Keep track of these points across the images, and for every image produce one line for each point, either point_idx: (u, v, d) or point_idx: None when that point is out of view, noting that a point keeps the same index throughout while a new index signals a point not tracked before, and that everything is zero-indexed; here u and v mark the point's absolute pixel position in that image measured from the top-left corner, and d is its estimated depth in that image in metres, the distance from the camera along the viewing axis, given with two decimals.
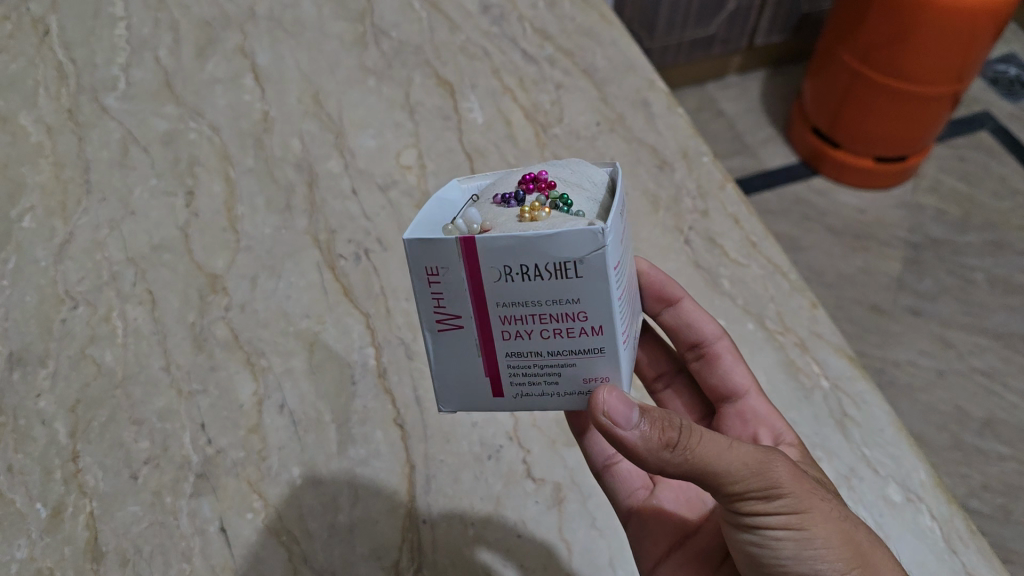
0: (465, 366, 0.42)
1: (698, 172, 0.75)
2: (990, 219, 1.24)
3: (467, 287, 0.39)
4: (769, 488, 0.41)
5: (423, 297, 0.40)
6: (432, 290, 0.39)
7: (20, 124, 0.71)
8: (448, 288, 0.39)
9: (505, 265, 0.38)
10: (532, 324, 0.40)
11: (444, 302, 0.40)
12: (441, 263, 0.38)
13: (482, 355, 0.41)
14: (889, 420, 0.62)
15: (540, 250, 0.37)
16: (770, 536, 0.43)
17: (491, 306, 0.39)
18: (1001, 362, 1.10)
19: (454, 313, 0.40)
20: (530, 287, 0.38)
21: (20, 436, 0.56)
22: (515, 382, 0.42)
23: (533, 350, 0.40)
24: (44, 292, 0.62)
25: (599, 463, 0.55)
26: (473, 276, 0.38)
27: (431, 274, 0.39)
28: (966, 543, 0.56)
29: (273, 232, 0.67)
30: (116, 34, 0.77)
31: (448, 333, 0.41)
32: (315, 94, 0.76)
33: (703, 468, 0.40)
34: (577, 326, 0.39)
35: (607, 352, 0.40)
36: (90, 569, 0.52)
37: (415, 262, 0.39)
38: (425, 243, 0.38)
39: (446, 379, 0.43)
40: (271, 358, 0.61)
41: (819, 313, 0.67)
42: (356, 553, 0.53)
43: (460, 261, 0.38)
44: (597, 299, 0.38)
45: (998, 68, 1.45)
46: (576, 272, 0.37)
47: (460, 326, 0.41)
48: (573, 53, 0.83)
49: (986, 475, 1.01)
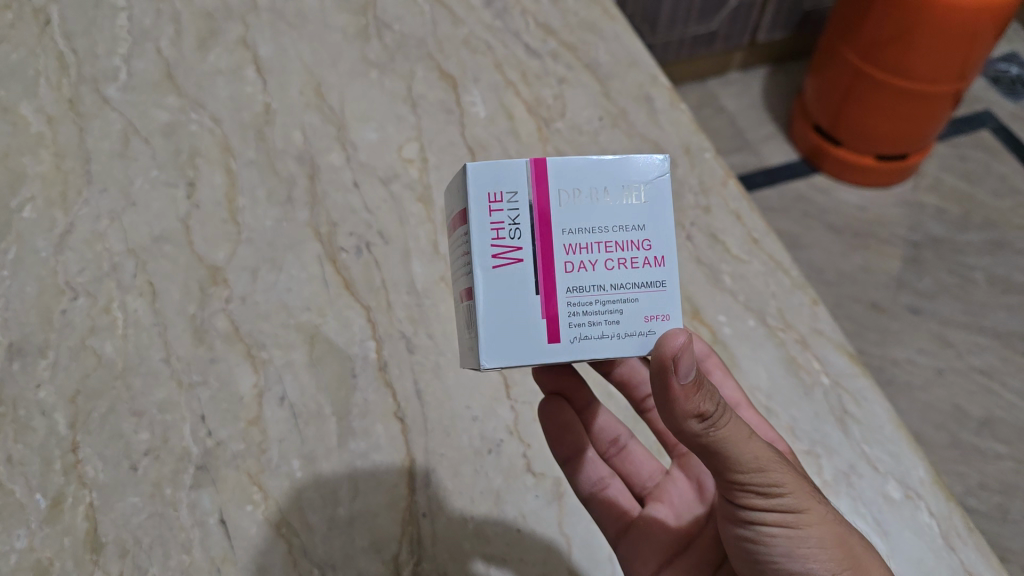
0: (522, 307, 0.41)
1: (701, 168, 0.75)
2: (991, 218, 1.24)
3: (533, 213, 0.41)
4: (772, 485, 0.42)
5: (484, 226, 0.40)
6: (495, 217, 0.41)
7: (21, 114, 0.70)
8: (512, 214, 0.41)
9: (574, 188, 0.41)
10: (596, 254, 0.41)
11: (506, 232, 0.41)
12: (510, 187, 0.41)
13: (542, 293, 0.41)
14: (889, 417, 0.62)
15: (609, 174, 0.41)
16: (765, 531, 0.43)
17: (557, 233, 0.41)
18: (999, 362, 1.10)
19: (516, 244, 0.41)
20: (598, 210, 0.41)
21: (20, 426, 0.56)
22: (574, 323, 0.41)
23: (595, 284, 0.41)
24: (44, 283, 0.62)
25: (586, 490, 0.55)
26: (541, 200, 0.41)
27: (497, 198, 0.41)
28: (965, 540, 0.56)
29: (274, 224, 0.67)
30: (117, 25, 0.77)
31: (506, 268, 0.41)
32: (316, 87, 0.76)
33: (720, 448, 0.40)
34: (639, 256, 0.42)
35: (668, 286, 0.42)
36: (91, 559, 0.52)
37: (481, 186, 0.40)
38: (495, 166, 0.41)
39: (497, 325, 0.41)
40: (272, 350, 0.61)
41: (820, 311, 0.67)
42: (356, 545, 0.53)
43: (530, 183, 0.41)
44: (659, 226, 0.42)
45: (1000, 66, 1.44)
46: (640, 197, 0.42)
47: (521, 259, 0.41)
48: (575, 48, 0.82)
49: (984, 474, 1.01)
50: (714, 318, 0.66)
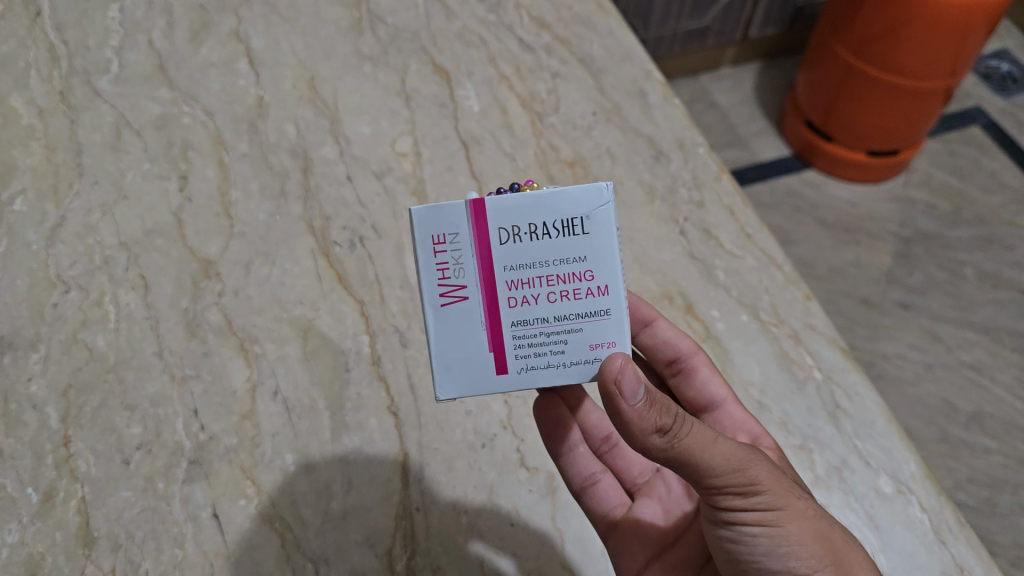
0: (469, 342, 0.42)
1: (695, 163, 0.75)
2: (981, 214, 1.25)
3: (476, 252, 0.41)
4: (748, 485, 0.42)
5: (429, 267, 0.41)
6: (439, 259, 0.41)
7: (11, 106, 0.70)
8: (455, 255, 0.41)
9: (515, 225, 0.41)
10: (538, 288, 0.42)
11: (452, 272, 0.42)
12: (451, 228, 0.41)
13: (488, 328, 0.42)
14: (881, 412, 0.62)
15: (549, 207, 0.41)
16: (746, 532, 0.43)
17: (499, 270, 0.41)
18: (988, 357, 1.11)
19: (461, 283, 0.42)
20: (539, 246, 0.41)
21: (11, 420, 0.55)
22: (520, 355, 0.42)
23: (539, 317, 0.42)
24: (35, 276, 0.61)
25: (577, 485, 0.55)
26: (483, 240, 0.41)
27: (440, 240, 0.41)
28: (956, 535, 0.57)
29: (267, 218, 0.67)
30: (109, 17, 0.76)
31: (453, 306, 0.42)
32: (309, 80, 0.76)
33: (687, 458, 0.41)
34: (583, 287, 0.42)
35: (613, 314, 0.42)
36: (83, 553, 0.51)
37: (424, 229, 0.41)
38: (436, 209, 0.41)
39: (448, 358, 0.43)
40: (265, 344, 0.61)
41: (813, 306, 0.68)
42: (350, 540, 0.53)
43: (470, 224, 0.41)
44: (601, 255, 0.42)
45: (990, 63, 1.45)
46: (582, 229, 0.41)
47: (466, 297, 0.42)
48: (569, 42, 0.82)
49: (972, 468, 1.02)
50: (708, 313, 0.66)
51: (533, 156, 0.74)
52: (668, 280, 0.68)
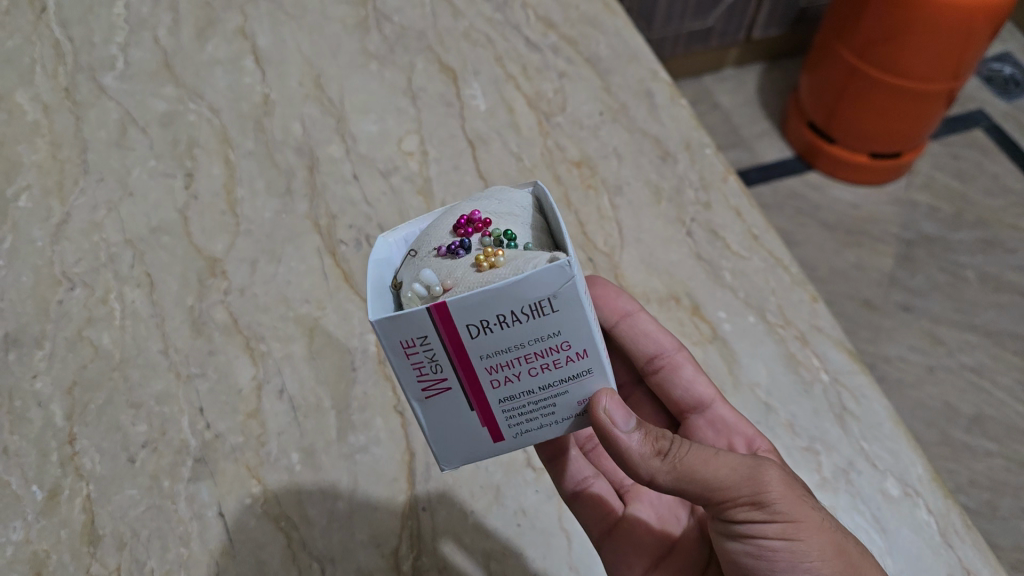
0: (462, 423, 0.41)
1: (701, 164, 0.75)
2: (984, 217, 1.25)
3: (449, 351, 0.37)
4: (759, 493, 0.42)
5: (404, 371, 0.38)
6: (412, 361, 0.38)
7: (16, 102, 0.70)
8: (428, 355, 0.38)
9: (481, 319, 0.36)
10: (518, 366, 0.39)
11: (427, 369, 0.38)
12: (416, 334, 0.37)
13: (476, 408, 0.40)
14: (888, 414, 0.62)
15: (513, 297, 0.36)
16: (768, 547, 0.42)
17: (475, 360, 0.38)
18: (990, 360, 1.11)
19: (439, 376, 0.39)
20: (509, 333, 0.37)
21: (16, 417, 0.55)
22: (512, 423, 0.41)
23: (523, 391, 0.40)
24: (40, 273, 0.61)
25: (569, 490, 0.54)
26: (451, 338, 0.37)
27: (408, 346, 0.37)
28: (963, 538, 0.57)
29: (273, 216, 0.67)
30: (115, 14, 0.76)
31: (437, 397, 0.40)
32: (315, 78, 0.75)
33: (694, 476, 0.41)
34: (561, 356, 0.39)
35: (595, 372, 0.40)
36: (87, 552, 0.51)
37: (388, 339, 0.37)
38: (396, 320, 0.36)
39: (443, 437, 0.42)
40: (271, 343, 0.60)
41: (819, 307, 0.68)
42: (355, 539, 0.53)
43: (435, 328, 0.36)
44: (575, 326, 0.38)
45: (993, 66, 1.45)
46: (551, 309, 0.36)
47: (448, 386, 0.39)
48: (576, 42, 0.82)
49: (973, 471, 1.02)
50: (715, 315, 0.66)
51: (539, 155, 0.74)
52: (675, 280, 0.68)
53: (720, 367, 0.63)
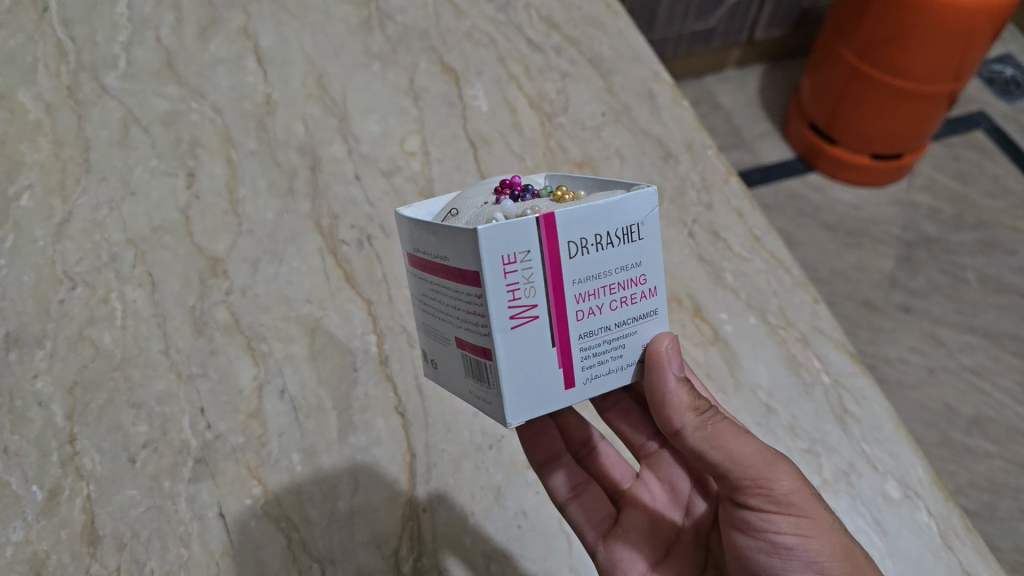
0: (539, 363, 0.39)
1: (703, 165, 0.75)
2: (985, 219, 1.25)
3: (547, 270, 0.37)
4: (775, 483, 0.42)
5: (500, 291, 0.37)
6: (509, 280, 0.37)
7: (18, 101, 0.69)
8: (526, 274, 0.37)
9: (583, 236, 0.38)
10: (602, 298, 0.40)
11: (522, 293, 0.37)
12: (522, 247, 0.36)
13: (557, 344, 0.39)
14: (888, 417, 0.62)
15: (611, 217, 0.38)
16: (780, 543, 0.42)
17: (569, 285, 0.38)
18: (990, 361, 1.11)
19: (531, 302, 0.38)
20: (601, 257, 0.39)
21: (16, 417, 0.55)
22: (586, 366, 0.40)
23: (603, 326, 0.40)
24: (42, 272, 0.61)
25: (560, 498, 0.54)
26: (553, 254, 0.37)
27: (510, 260, 0.36)
28: (963, 540, 0.57)
29: (275, 216, 0.67)
30: (117, 13, 0.76)
31: (523, 328, 0.38)
32: (318, 78, 0.75)
33: (719, 442, 0.43)
34: (637, 291, 0.41)
35: (660, 312, 0.42)
36: (87, 552, 0.51)
37: (493, 251, 0.36)
38: (507, 227, 0.36)
39: (518, 383, 0.39)
40: (272, 343, 0.60)
41: (821, 309, 0.68)
42: (356, 540, 0.53)
43: (541, 241, 0.37)
44: (652, 259, 0.41)
45: (995, 68, 1.45)
46: (638, 235, 0.40)
47: (537, 316, 0.38)
48: (579, 42, 0.82)
49: (973, 472, 1.01)
50: (715, 316, 0.66)
51: (542, 156, 0.74)
52: (677, 281, 0.68)
53: (721, 368, 0.63)
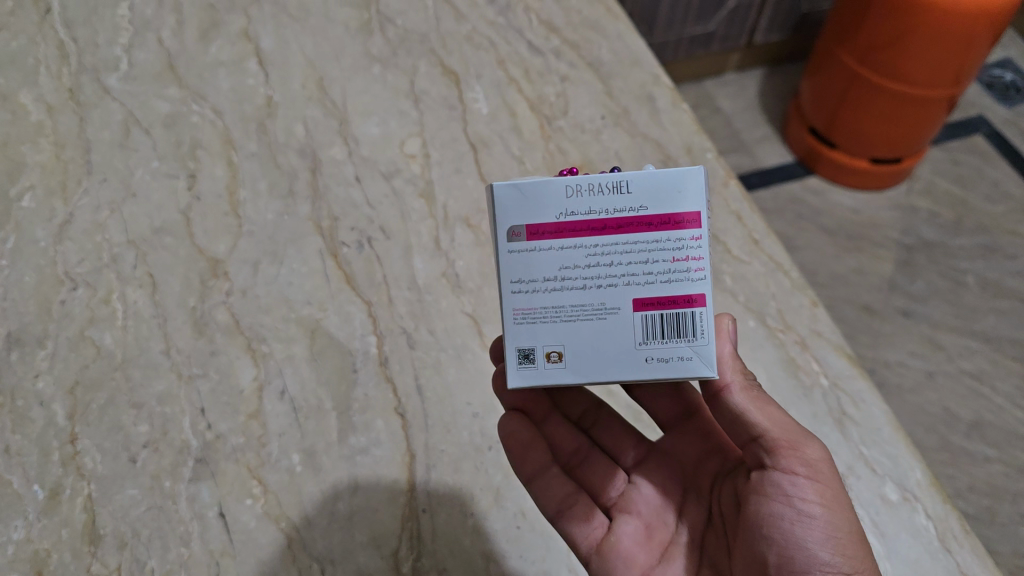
0: (711, 313, 0.44)
1: (702, 168, 0.76)
2: (984, 223, 1.25)
3: (705, 226, 0.45)
4: (806, 451, 0.44)
5: (707, 234, 0.42)
6: (708, 227, 0.43)
7: (20, 103, 0.70)
8: (708, 226, 0.44)
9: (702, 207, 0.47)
10: None
11: (708, 240, 0.43)
12: (704, 200, 0.44)
13: (710, 297, 0.45)
14: (887, 419, 0.62)
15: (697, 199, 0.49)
16: (808, 509, 0.43)
17: None
18: (989, 365, 1.11)
19: (709, 252, 0.44)
20: (703, 229, 0.48)
21: (18, 416, 0.55)
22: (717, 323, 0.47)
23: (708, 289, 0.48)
24: (43, 273, 0.61)
25: (553, 508, 0.53)
26: (705, 212, 0.45)
27: (706, 209, 0.43)
28: (961, 542, 0.57)
29: (275, 217, 0.67)
30: (119, 15, 0.76)
31: (707, 276, 0.43)
32: (318, 80, 0.76)
33: (763, 402, 0.45)
34: None
35: None
36: (88, 551, 0.51)
37: (705, 195, 0.42)
38: (702, 178, 0.43)
39: (711, 331, 0.43)
40: (272, 344, 0.61)
41: (820, 313, 0.68)
42: (355, 540, 0.53)
43: (704, 198, 0.45)
44: None
45: (994, 72, 1.46)
46: None
47: (705, 267, 0.44)
48: (579, 46, 0.82)
49: (972, 477, 1.02)
50: None
51: (541, 159, 0.74)
52: None
53: None
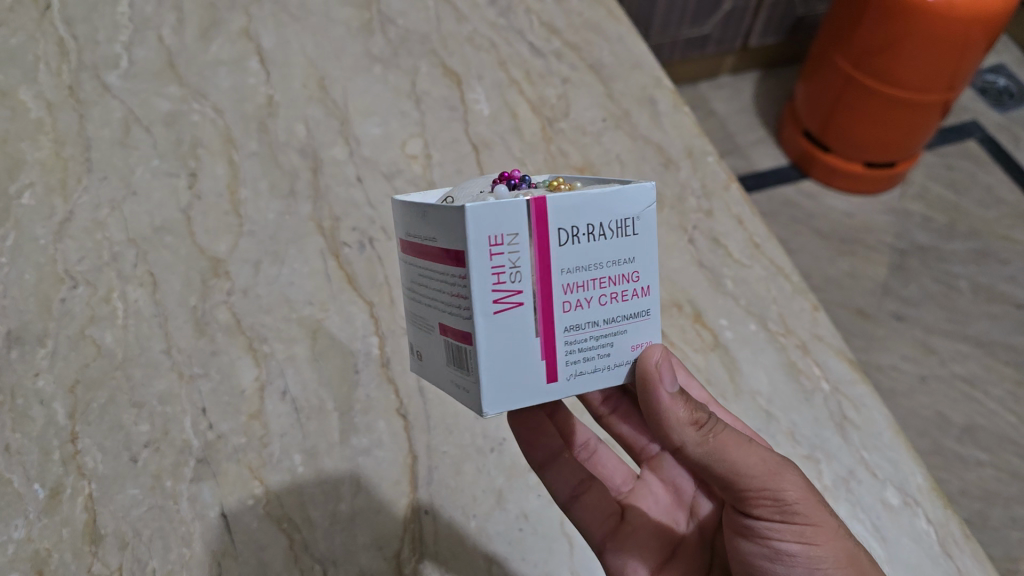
0: (522, 353, 0.39)
1: (703, 172, 0.76)
2: (977, 228, 1.26)
3: (535, 256, 0.38)
4: (780, 492, 0.43)
5: (484, 272, 0.37)
6: (496, 262, 0.37)
7: (19, 99, 0.69)
8: (513, 258, 0.37)
9: (574, 226, 0.38)
10: (592, 291, 0.40)
11: (506, 276, 0.37)
12: (511, 230, 0.37)
13: (541, 334, 0.39)
14: (888, 424, 0.63)
15: (603, 209, 0.39)
16: (785, 549, 0.43)
17: (557, 273, 0.39)
18: (982, 370, 1.12)
19: (517, 288, 0.38)
20: (592, 249, 0.39)
21: (18, 415, 0.55)
22: (571, 360, 0.40)
23: (590, 320, 0.40)
24: (43, 271, 0.61)
25: (564, 496, 0.54)
26: (542, 241, 0.38)
27: (497, 242, 0.37)
28: (961, 547, 0.57)
29: (276, 217, 0.67)
30: (118, 11, 0.76)
31: (507, 313, 0.38)
32: (319, 80, 0.76)
33: (722, 453, 0.42)
34: (629, 288, 0.41)
35: (651, 313, 0.42)
36: (89, 551, 0.51)
37: (481, 230, 0.36)
38: (496, 208, 0.36)
39: (499, 370, 0.39)
40: (273, 344, 0.60)
41: (820, 317, 0.68)
42: (357, 542, 0.53)
43: (530, 225, 0.37)
44: (646, 259, 0.41)
45: (988, 78, 1.47)
46: (632, 231, 0.40)
47: (521, 303, 0.38)
48: (579, 48, 0.83)
49: (965, 481, 1.02)
50: (716, 322, 0.66)
51: (542, 161, 0.75)
52: (678, 288, 0.68)
53: (721, 375, 0.63)
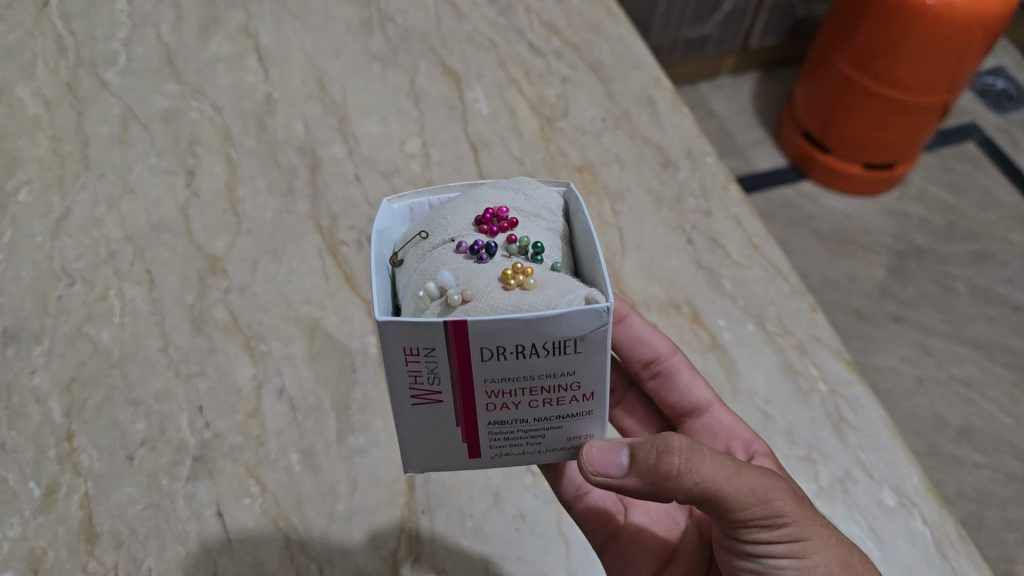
0: (442, 435, 0.38)
1: (702, 172, 0.76)
2: (975, 230, 1.26)
3: (453, 367, 0.35)
4: (772, 517, 0.42)
5: (399, 375, 0.35)
6: (411, 368, 0.35)
7: (17, 97, 0.69)
8: (430, 366, 0.34)
9: (499, 345, 0.34)
10: (521, 396, 0.37)
11: (424, 379, 0.35)
12: (426, 344, 0.33)
13: (462, 424, 0.38)
14: (884, 425, 0.63)
15: (537, 331, 0.33)
16: (773, 563, 0.43)
17: (479, 382, 0.36)
18: (979, 372, 1.12)
19: (435, 389, 0.36)
20: (521, 363, 0.35)
21: (14, 413, 0.55)
22: (494, 444, 0.39)
23: (517, 419, 0.38)
24: (39, 268, 0.61)
25: (568, 496, 0.52)
26: (462, 356, 0.34)
27: (412, 352, 0.34)
28: (957, 548, 0.57)
29: (274, 215, 0.67)
30: (118, 9, 0.76)
31: (425, 407, 0.37)
32: (318, 78, 0.75)
33: (706, 492, 0.41)
34: (567, 395, 0.37)
35: (594, 414, 0.38)
36: (84, 549, 0.51)
37: (395, 342, 0.33)
38: (409, 325, 0.32)
39: (418, 445, 0.39)
40: (271, 343, 0.60)
41: (818, 317, 0.68)
42: (354, 541, 0.53)
43: (448, 343, 0.33)
44: (592, 370, 0.36)
45: (987, 79, 1.47)
46: (574, 348, 0.34)
47: (441, 400, 0.36)
48: (579, 48, 0.82)
49: (961, 483, 1.02)
50: (715, 323, 0.66)
51: (542, 160, 0.74)
52: (675, 288, 0.68)
53: (719, 376, 0.64)
